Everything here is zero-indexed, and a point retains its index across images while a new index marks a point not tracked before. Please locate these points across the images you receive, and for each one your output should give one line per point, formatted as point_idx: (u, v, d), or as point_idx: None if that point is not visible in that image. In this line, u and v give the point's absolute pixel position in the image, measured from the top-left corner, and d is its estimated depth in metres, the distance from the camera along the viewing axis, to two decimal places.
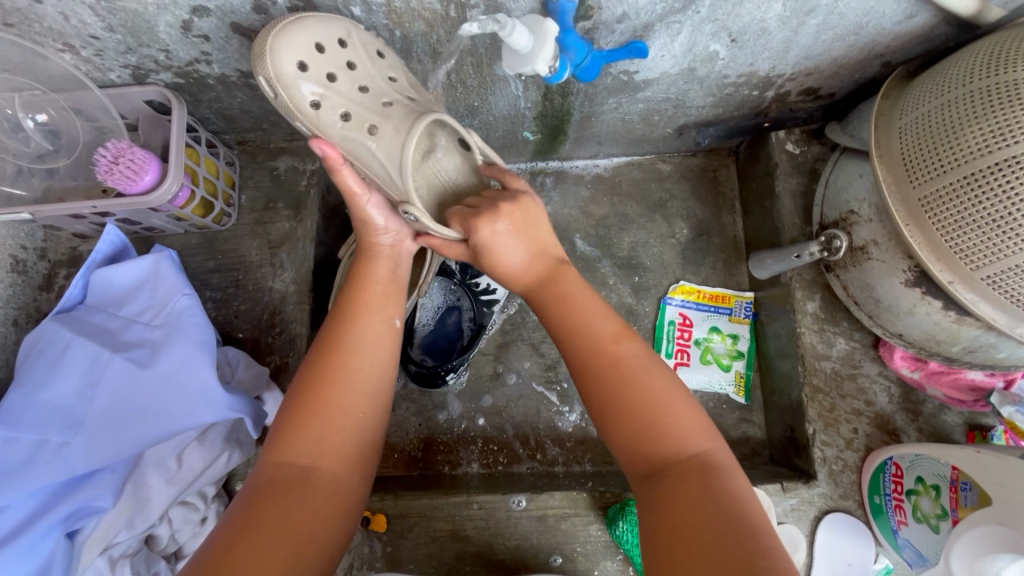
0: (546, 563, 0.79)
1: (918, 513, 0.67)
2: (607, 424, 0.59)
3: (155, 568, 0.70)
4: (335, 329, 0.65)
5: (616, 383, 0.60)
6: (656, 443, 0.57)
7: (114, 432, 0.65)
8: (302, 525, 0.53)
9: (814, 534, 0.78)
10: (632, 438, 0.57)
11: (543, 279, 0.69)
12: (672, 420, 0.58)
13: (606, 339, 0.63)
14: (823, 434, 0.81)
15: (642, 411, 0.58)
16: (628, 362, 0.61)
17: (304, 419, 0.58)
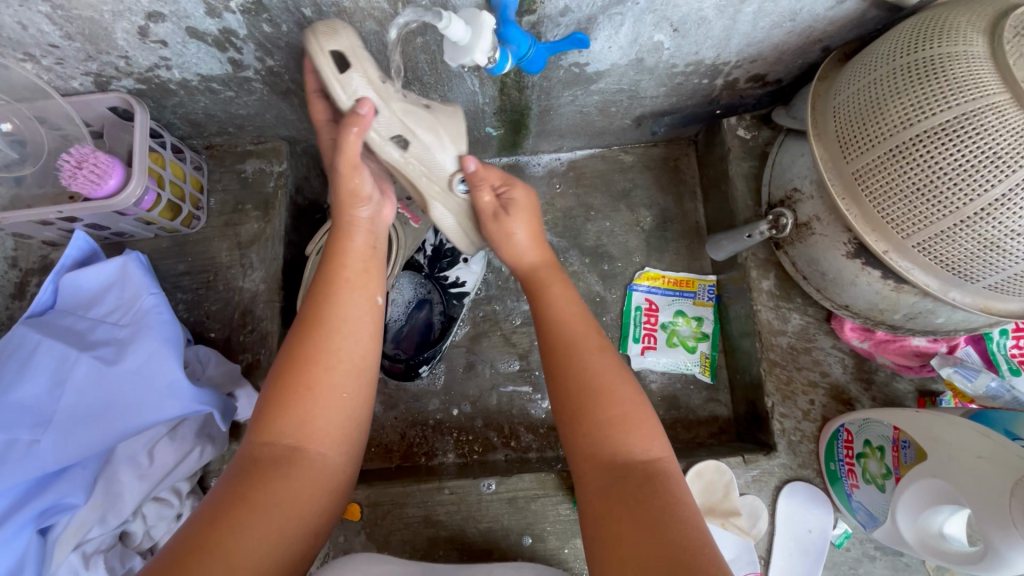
0: (517, 544, 0.81)
1: (867, 474, 0.70)
2: (578, 406, 0.63)
3: (130, 563, 0.72)
4: (316, 307, 0.65)
5: (592, 376, 0.64)
6: (625, 436, 0.60)
7: (84, 430, 0.67)
8: (281, 511, 0.54)
9: (775, 504, 0.80)
10: (603, 427, 0.61)
11: (542, 269, 0.77)
12: (638, 416, 0.62)
13: (592, 348, 0.67)
14: (780, 406, 0.84)
15: (615, 404, 0.62)
16: (604, 360, 0.66)
17: (288, 400, 0.59)
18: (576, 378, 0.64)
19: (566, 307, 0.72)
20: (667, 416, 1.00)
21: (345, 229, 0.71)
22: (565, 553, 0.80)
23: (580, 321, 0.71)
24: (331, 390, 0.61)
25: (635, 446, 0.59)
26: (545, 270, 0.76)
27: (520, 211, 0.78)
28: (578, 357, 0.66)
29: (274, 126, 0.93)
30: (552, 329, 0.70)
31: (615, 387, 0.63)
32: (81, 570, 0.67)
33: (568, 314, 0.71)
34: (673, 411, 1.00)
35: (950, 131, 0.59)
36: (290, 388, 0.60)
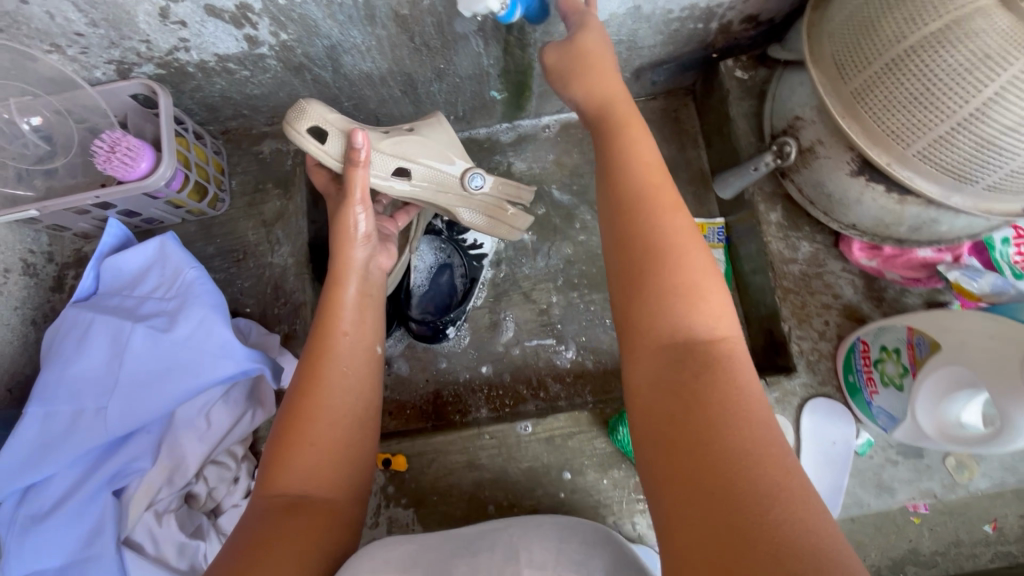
0: (557, 479, 0.85)
1: (885, 377, 0.74)
2: (641, 267, 0.57)
3: (197, 521, 0.76)
4: (317, 356, 0.67)
5: (663, 236, 0.58)
6: (691, 311, 0.54)
7: (144, 396, 0.70)
8: (292, 542, 0.54)
9: (799, 420, 0.84)
10: (667, 295, 0.55)
11: (618, 105, 0.68)
12: (705, 282, 0.56)
13: (663, 205, 0.60)
14: (797, 330, 0.88)
15: (683, 272, 0.55)
16: (676, 220, 0.59)
17: (295, 446, 0.61)
18: (643, 243, 0.58)
19: (646, 155, 0.64)
20: None
21: (342, 275, 0.74)
22: (604, 483, 0.84)
23: (653, 168, 0.63)
24: (333, 435, 0.63)
25: (697, 322, 0.54)
26: (625, 106, 0.67)
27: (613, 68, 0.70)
28: (652, 212, 0.59)
29: (287, 105, 0.96)
30: (620, 183, 0.62)
31: (687, 243, 0.57)
32: (155, 528, 0.72)
33: (640, 158, 0.63)
34: None
35: (943, 38, 0.63)
36: (293, 435, 0.62)
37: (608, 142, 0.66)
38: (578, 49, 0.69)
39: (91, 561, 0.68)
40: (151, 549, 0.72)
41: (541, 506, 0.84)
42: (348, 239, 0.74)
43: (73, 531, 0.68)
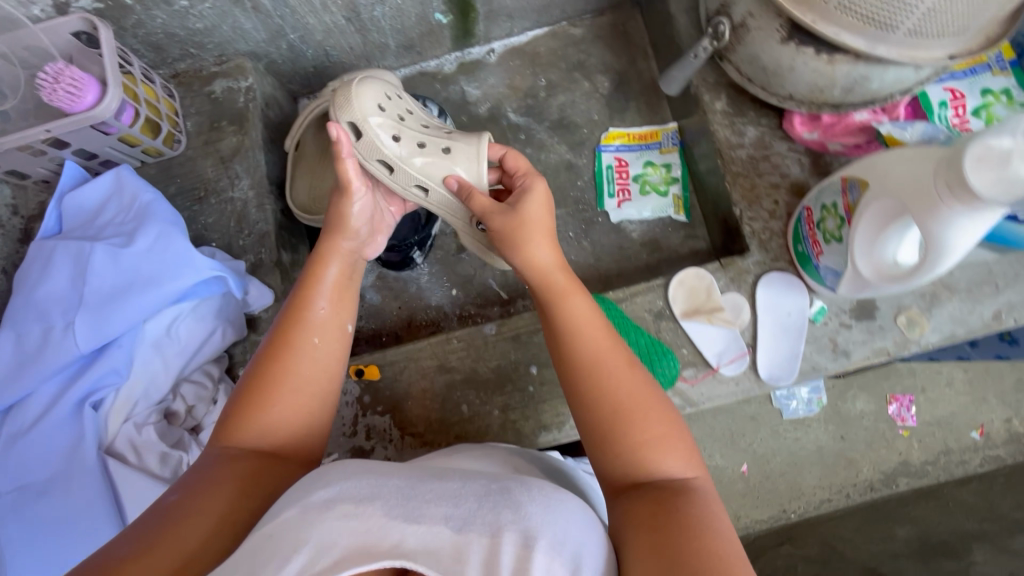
0: (525, 374, 0.87)
1: (827, 234, 0.76)
2: (597, 391, 0.62)
3: (177, 435, 0.79)
4: (290, 328, 0.66)
5: (595, 348, 0.65)
6: (658, 457, 0.58)
7: (109, 309, 0.72)
8: (241, 504, 0.53)
9: (755, 296, 0.86)
10: (618, 419, 0.60)
11: (535, 216, 0.73)
12: (669, 435, 0.60)
13: (611, 345, 0.65)
14: (748, 211, 0.89)
15: (649, 426, 0.60)
16: (625, 358, 0.64)
17: (248, 416, 0.60)
18: (609, 415, 0.61)
19: (563, 270, 0.71)
20: (651, 259, 1.07)
21: (323, 257, 0.72)
22: None
23: (603, 334, 0.66)
24: (300, 408, 0.62)
25: (670, 466, 0.58)
26: (562, 275, 0.70)
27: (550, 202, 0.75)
28: (578, 308, 0.67)
29: (232, 40, 0.97)
30: (543, 278, 0.70)
31: (650, 409, 0.61)
32: (135, 438, 0.75)
33: (593, 327, 0.66)
34: (656, 253, 1.07)
35: None
36: (257, 403, 0.60)
37: (523, 237, 0.72)
38: (516, 213, 0.72)
39: (75, 471, 0.72)
40: (134, 459, 0.75)
41: (511, 401, 0.87)
42: (341, 230, 0.73)
43: (56, 441, 0.72)
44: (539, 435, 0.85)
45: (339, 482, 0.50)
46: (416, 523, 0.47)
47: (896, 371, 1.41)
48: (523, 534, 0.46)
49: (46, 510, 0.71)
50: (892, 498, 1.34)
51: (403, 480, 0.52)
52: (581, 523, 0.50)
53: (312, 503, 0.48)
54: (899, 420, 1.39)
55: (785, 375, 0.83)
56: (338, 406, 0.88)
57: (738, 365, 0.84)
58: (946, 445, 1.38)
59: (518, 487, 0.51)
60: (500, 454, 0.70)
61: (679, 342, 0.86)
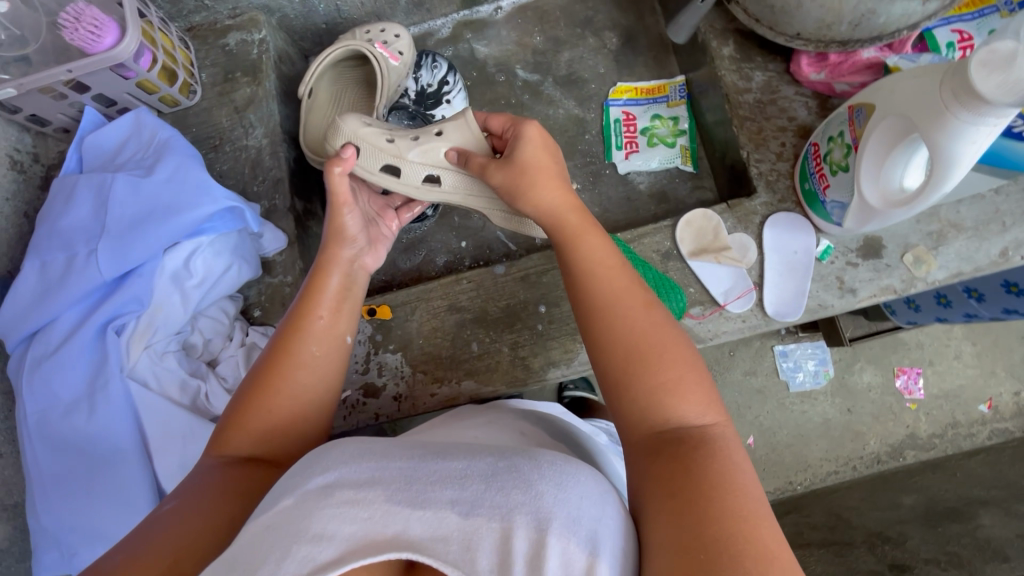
0: (534, 312, 0.89)
1: (833, 165, 0.77)
2: (605, 335, 0.58)
3: (196, 365, 0.82)
4: (285, 336, 0.63)
5: (605, 288, 0.60)
6: (674, 402, 0.53)
7: (131, 235, 0.75)
8: (234, 507, 0.51)
9: (761, 235, 0.87)
10: (631, 365, 0.55)
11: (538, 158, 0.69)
12: (686, 381, 0.54)
13: (621, 287, 0.60)
14: (755, 154, 0.90)
15: (666, 366, 0.54)
16: (645, 308, 0.59)
17: (240, 425, 0.58)
18: (620, 360, 0.56)
19: (570, 212, 0.67)
20: (658, 211, 1.07)
21: (324, 265, 0.69)
22: None
23: (620, 276, 0.61)
24: (297, 414, 0.60)
25: (686, 412, 0.52)
26: (575, 215, 0.66)
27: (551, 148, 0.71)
28: (586, 249, 0.63)
29: None
30: (550, 218, 0.67)
31: (669, 356, 0.55)
32: (156, 365, 0.77)
33: (609, 273, 0.61)
34: (664, 205, 1.08)
35: None
36: (253, 409, 0.58)
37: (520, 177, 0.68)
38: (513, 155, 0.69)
39: (98, 394, 0.74)
40: (155, 386, 0.77)
41: (520, 339, 0.88)
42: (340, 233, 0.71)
43: (79, 365, 0.74)
44: (548, 370, 0.87)
45: (338, 466, 0.45)
46: (422, 510, 0.43)
47: (903, 342, 1.43)
48: (534, 518, 0.41)
49: (72, 429, 0.73)
50: (899, 468, 1.35)
51: (407, 460, 0.47)
52: (597, 498, 0.44)
53: (310, 491, 0.43)
54: (907, 391, 1.41)
55: (791, 311, 0.84)
56: (351, 345, 0.91)
57: (744, 302, 0.85)
58: (953, 418, 1.40)
59: (527, 466, 0.45)
60: (501, 427, 0.64)
61: (686, 281, 0.87)
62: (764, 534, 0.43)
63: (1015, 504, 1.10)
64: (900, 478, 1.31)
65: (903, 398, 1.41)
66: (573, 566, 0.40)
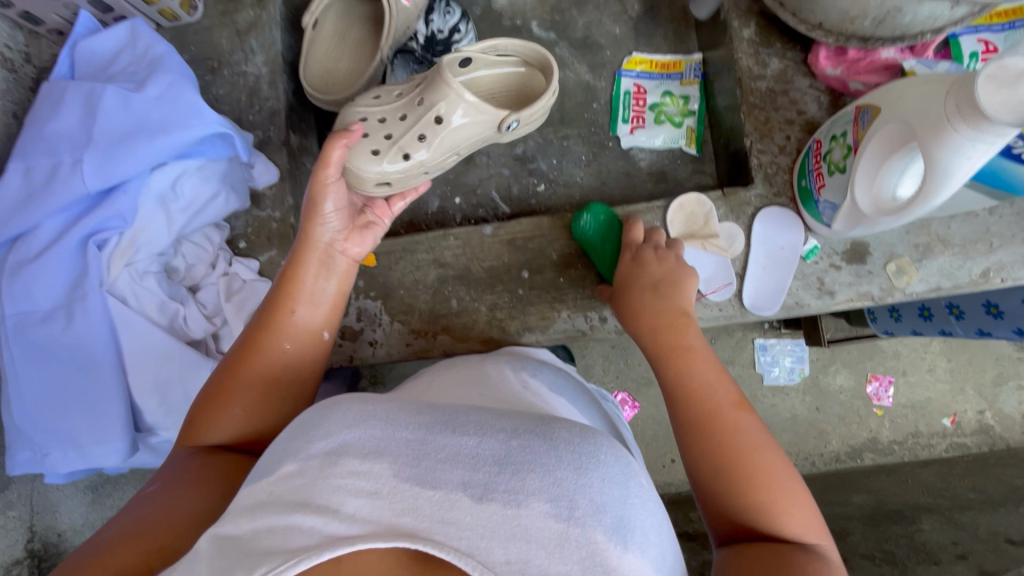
0: (517, 277, 0.90)
1: (831, 166, 0.76)
2: (711, 467, 0.57)
3: (177, 291, 0.83)
4: (260, 324, 0.64)
5: (712, 404, 0.61)
6: (777, 512, 0.54)
7: (117, 150, 0.74)
8: (207, 491, 0.53)
9: (751, 227, 0.87)
10: (727, 485, 0.56)
11: (673, 286, 0.73)
12: (787, 494, 0.55)
13: (730, 406, 0.60)
14: (759, 144, 0.89)
15: (772, 487, 0.54)
16: (748, 425, 0.58)
17: (212, 410, 0.59)
18: (719, 474, 0.56)
19: (698, 349, 0.66)
20: (655, 190, 1.07)
21: (303, 252, 0.69)
22: (561, 281, 0.89)
23: (721, 394, 0.61)
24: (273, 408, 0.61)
25: (789, 525, 0.53)
26: (676, 335, 0.68)
27: (677, 270, 0.74)
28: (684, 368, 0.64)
29: None
30: (652, 338, 0.69)
31: (770, 473, 0.55)
32: (137, 284, 0.78)
33: (709, 397, 0.61)
34: (662, 184, 1.07)
35: None
36: (229, 399, 0.59)
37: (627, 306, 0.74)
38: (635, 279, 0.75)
39: (76, 305, 0.75)
40: (133, 304, 0.78)
41: (499, 301, 0.89)
42: (317, 216, 0.70)
43: (59, 274, 0.75)
44: (522, 335, 0.89)
45: (342, 432, 0.45)
46: (433, 491, 0.41)
47: (879, 350, 1.46)
48: (554, 503, 0.41)
49: (48, 335, 0.75)
50: (855, 469, 1.40)
51: (413, 432, 0.45)
52: (620, 480, 0.44)
53: (313, 457, 0.43)
54: (875, 398, 1.45)
55: (767, 306, 0.86)
56: None
57: (723, 291, 0.86)
58: (916, 428, 1.44)
59: (541, 445, 0.44)
60: (502, 382, 0.65)
61: None
62: None
63: (957, 513, 1.14)
64: (854, 478, 1.36)
65: (870, 403, 1.45)
66: (597, 558, 0.39)
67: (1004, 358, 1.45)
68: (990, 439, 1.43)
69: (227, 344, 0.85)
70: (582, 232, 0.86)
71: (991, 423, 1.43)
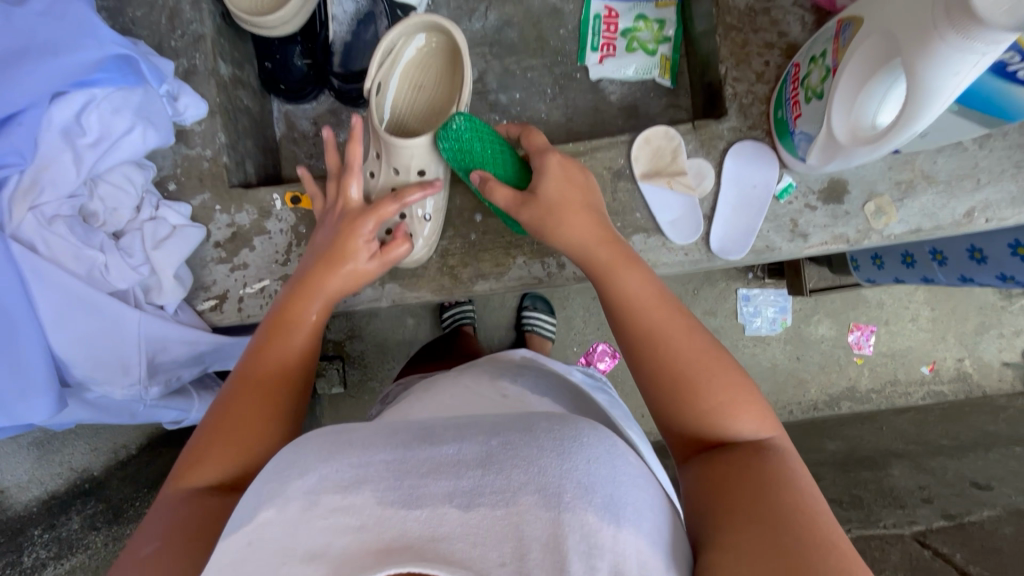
0: (469, 220, 0.83)
1: (809, 92, 0.69)
2: (663, 380, 0.52)
3: (95, 239, 0.74)
4: (265, 359, 0.59)
5: (648, 314, 0.56)
6: (733, 416, 0.50)
7: (1, 73, 0.64)
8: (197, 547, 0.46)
9: (721, 165, 0.81)
10: (677, 394, 0.52)
11: (583, 196, 0.66)
12: (741, 393, 0.51)
13: (666, 313, 0.56)
14: (734, 71, 0.81)
15: (721, 390, 0.51)
16: (690, 332, 0.54)
17: (205, 451, 0.52)
18: (664, 381, 0.52)
19: (642, 283, 0.58)
20: (626, 126, 0.99)
21: (318, 287, 0.66)
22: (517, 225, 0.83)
23: (658, 302, 0.57)
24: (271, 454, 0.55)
25: (745, 426, 0.50)
26: (609, 248, 0.62)
27: (571, 173, 0.67)
28: (617, 283, 0.59)
29: None
30: (582, 256, 0.63)
31: (719, 377, 0.51)
32: (43, 228, 0.70)
33: (650, 302, 0.57)
34: (633, 120, 0.99)
35: None
36: (222, 440, 0.53)
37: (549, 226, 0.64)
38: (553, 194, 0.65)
39: None
40: (44, 250, 0.71)
41: (451, 248, 0.83)
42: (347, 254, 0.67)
43: None
44: (476, 282, 0.83)
45: (317, 465, 0.40)
46: (421, 510, 0.37)
47: (863, 299, 1.42)
48: (541, 492, 0.37)
49: None
50: (831, 417, 1.40)
51: (391, 452, 0.41)
52: (604, 458, 0.40)
53: (290, 498, 0.38)
54: (857, 347, 1.42)
55: (735, 250, 0.80)
56: (270, 232, 0.85)
57: (688, 233, 0.80)
58: (894, 376, 1.43)
59: (523, 441, 0.41)
60: (481, 389, 0.60)
61: (633, 205, 0.81)
62: (832, 530, 0.41)
63: (926, 459, 1.13)
64: (829, 425, 1.36)
65: (851, 352, 1.43)
66: (592, 539, 0.36)
67: (987, 307, 1.41)
68: (967, 386, 1.42)
69: (159, 295, 0.80)
70: (451, 134, 0.71)
71: (969, 371, 1.42)
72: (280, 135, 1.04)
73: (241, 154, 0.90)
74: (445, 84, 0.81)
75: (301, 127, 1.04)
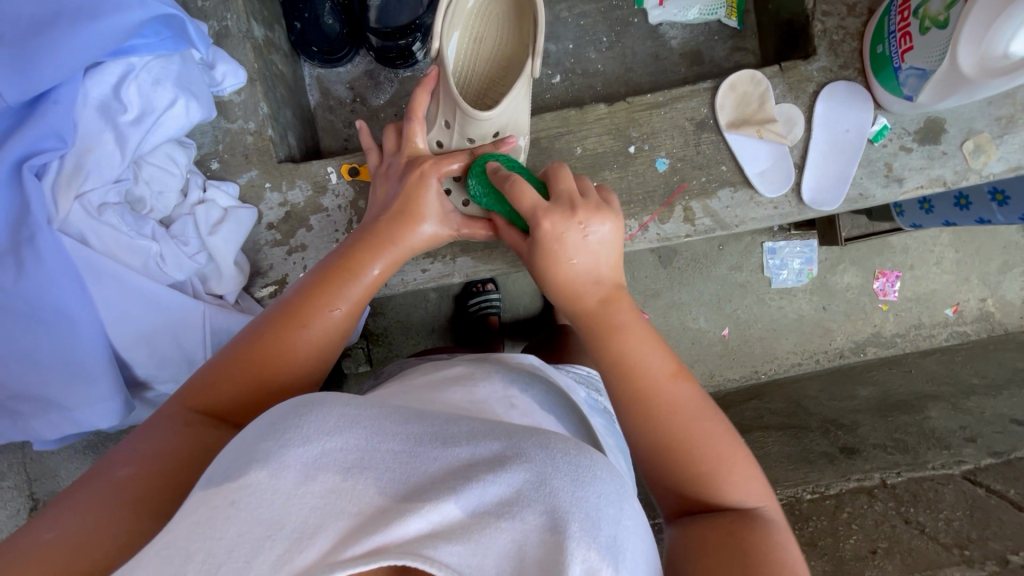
0: None
1: (924, 23, 0.63)
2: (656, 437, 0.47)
3: (145, 228, 0.67)
4: (309, 297, 0.55)
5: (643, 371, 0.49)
6: (724, 481, 0.46)
7: (34, 42, 0.58)
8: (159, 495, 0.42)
9: (812, 109, 0.75)
10: (664, 452, 0.47)
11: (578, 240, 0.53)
12: (734, 461, 0.46)
13: (666, 374, 0.49)
14: (824, 5, 0.75)
15: (715, 451, 0.46)
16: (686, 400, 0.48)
17: (225, 374, 0.50)
18: (654, 441, 0.47)
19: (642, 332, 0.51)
20: (689, 74, 0.93)
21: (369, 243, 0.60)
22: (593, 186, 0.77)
23: (657, 365, 0.49)
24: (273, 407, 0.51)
25: (735, 497, 0.45)
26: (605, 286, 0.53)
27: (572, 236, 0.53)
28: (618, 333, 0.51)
29: None
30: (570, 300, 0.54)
31: (704, 448, 0.46)
32: (93, 219, 0.64)
33: (647, 361, 0.49)
34: (696, 67, 0.93)
35: None
36: (240, 372, 0.50)
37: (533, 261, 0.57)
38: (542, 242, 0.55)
39: (24, 248, 0.62)
40: (95, 244, 0.65)
41: None
42: (410, 211, 0.63)
43: None
44: None
45: (325, 435, 0.35)
46: (421, 506, 0.32)
47: (892, 240, 1.28)
48: (543, 524, 0.32)
49: None
50: (859, 363, 1.27)
51: (401, 440, 0.36)
52: (616, 497, 0.35)
53: (290, 464, 0.33)
54: (881, 293, 1.29)
55: (829, 201, 0.75)
56: (327, 210, 0.78)
57: (778, 185, 0.75)
58: (918, 320, 1.30)
59: (537, 454, 0.35)
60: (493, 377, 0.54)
61: (719, 157, 0.76)
62: None
63: (962, 400, 1.06)
64: (855, 372, 1.24)
65: (875, 299, 1.29)
66: None
67: (1009, 246, 1.29)
68: (989, 325, 1.30)
69: (217, 284, 0.73)
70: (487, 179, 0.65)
71: (991, 310, 1.30)
72: (314, 103, 0.96)
73: (283, 125, 0.83)
74: (508, 36, 0.74)
75: (336, 93, 0.96)
